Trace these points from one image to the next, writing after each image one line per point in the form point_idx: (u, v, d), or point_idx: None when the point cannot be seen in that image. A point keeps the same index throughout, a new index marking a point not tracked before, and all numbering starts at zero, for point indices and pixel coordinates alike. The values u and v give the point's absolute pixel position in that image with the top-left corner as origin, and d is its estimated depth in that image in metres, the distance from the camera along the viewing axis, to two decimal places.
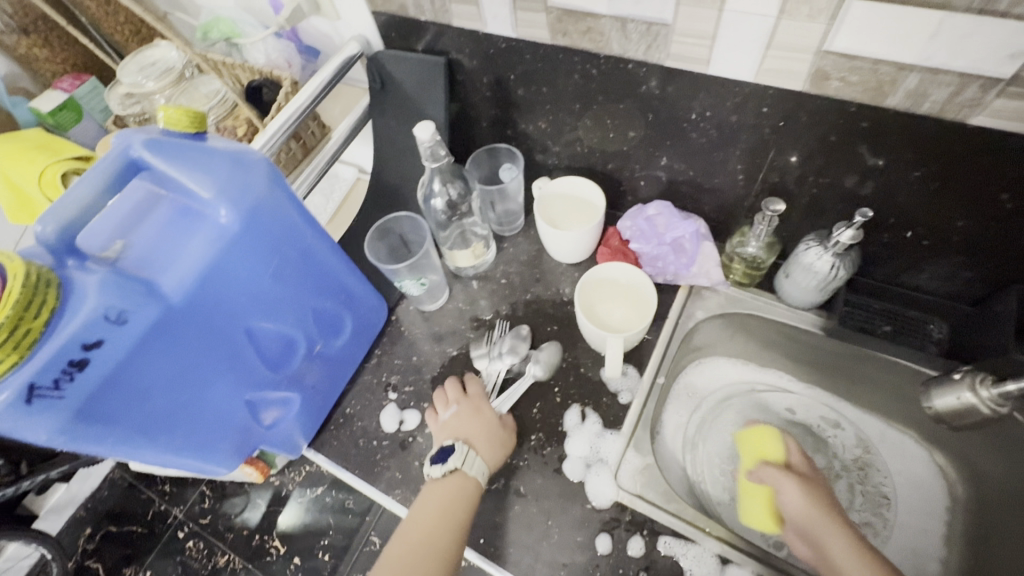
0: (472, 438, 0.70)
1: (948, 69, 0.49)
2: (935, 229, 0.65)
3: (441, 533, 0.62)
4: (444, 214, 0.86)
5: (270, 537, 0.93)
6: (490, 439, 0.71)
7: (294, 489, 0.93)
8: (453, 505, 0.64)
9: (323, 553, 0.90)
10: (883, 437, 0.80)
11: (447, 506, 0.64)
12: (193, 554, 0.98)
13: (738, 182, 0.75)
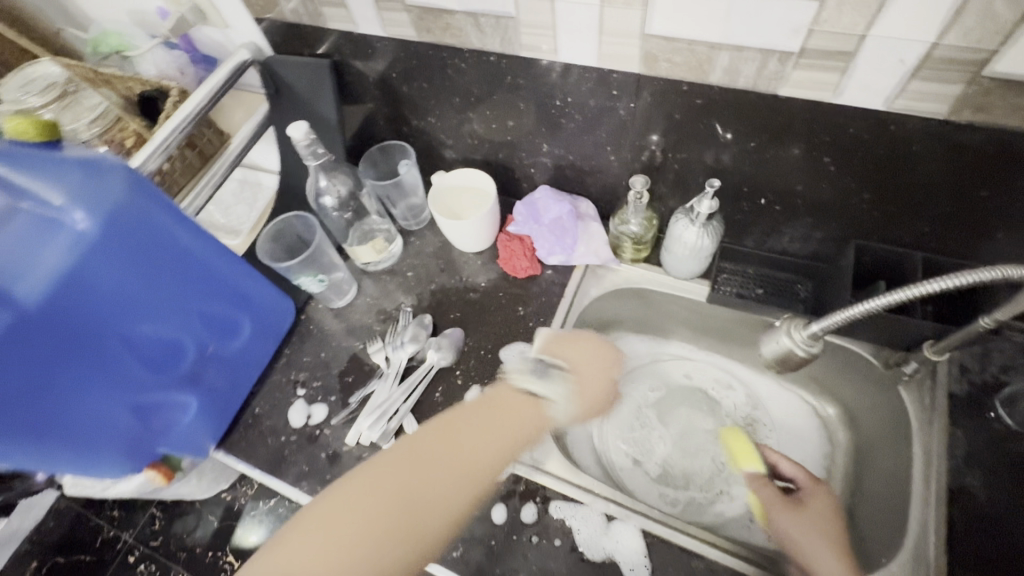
0: (582, 364, 0.67)
1: (748, 45, 0.55)
2: (783, 195, 0.70)
3: (476, 452, 0.58)
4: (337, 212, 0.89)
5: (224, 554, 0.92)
6: (600, 390, 0.66)
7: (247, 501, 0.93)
8: (509, 439, 0.60)
9: None
10: (771, 396, 0.88)
11: (501, 432, 0.60)
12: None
13: (613, 163, 0.79)
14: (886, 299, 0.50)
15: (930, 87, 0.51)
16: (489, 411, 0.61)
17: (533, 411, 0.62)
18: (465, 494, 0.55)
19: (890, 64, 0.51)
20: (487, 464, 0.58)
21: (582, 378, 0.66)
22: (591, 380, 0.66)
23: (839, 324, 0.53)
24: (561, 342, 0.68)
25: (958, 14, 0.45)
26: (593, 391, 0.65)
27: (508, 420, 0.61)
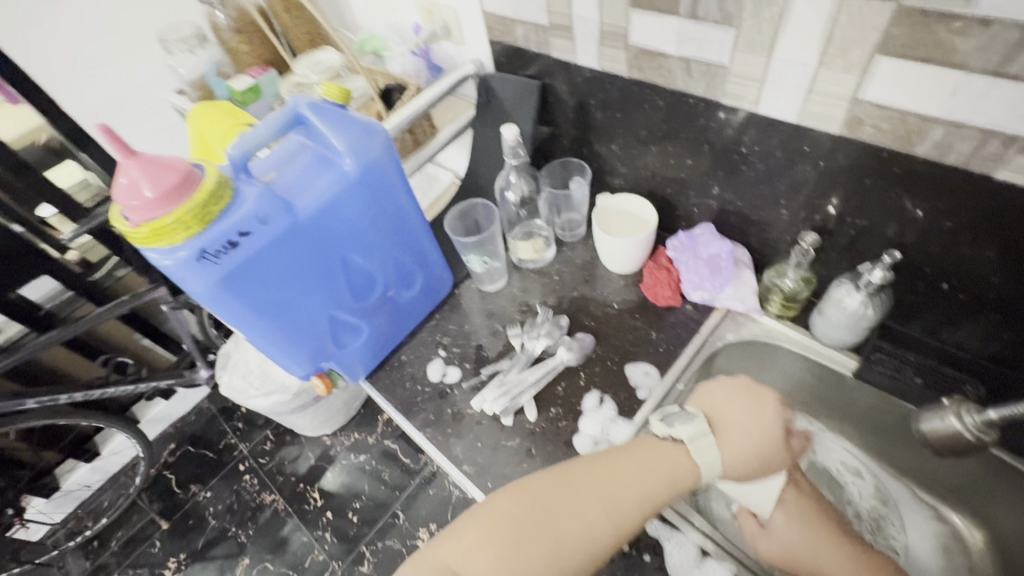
0: (728, 424, 0.62)
1: (970, 124, 0.55)
2: (971, 283, 0.67)
3: (630, 494, 0.57)
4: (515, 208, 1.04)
5: (312, 490, 1.36)
6: (763, 461, 0.60)
7: (342, 450, 1.39)
8: (663, 482, 0.58)
9: (352, 516, 1.29)
10: (904, 500, 0.81)
11: (653, 475, 0.58)
12: (247, 486, 1.43)
13: (782, 217, 0.81)
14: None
15: None
16: (643, 454, 0.60)
17: (682, 459, 0.59)
18: (616, 531, 0.55)
19: None
20: (640, 503, 0.57)
21: (732, 448, 0.60)
22: (754, 444, 0.60)
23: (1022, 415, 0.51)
24: (711, 400, 0.65)
25: None
26: (757, 459, 0.60)
27: (659, 465, 0.59)
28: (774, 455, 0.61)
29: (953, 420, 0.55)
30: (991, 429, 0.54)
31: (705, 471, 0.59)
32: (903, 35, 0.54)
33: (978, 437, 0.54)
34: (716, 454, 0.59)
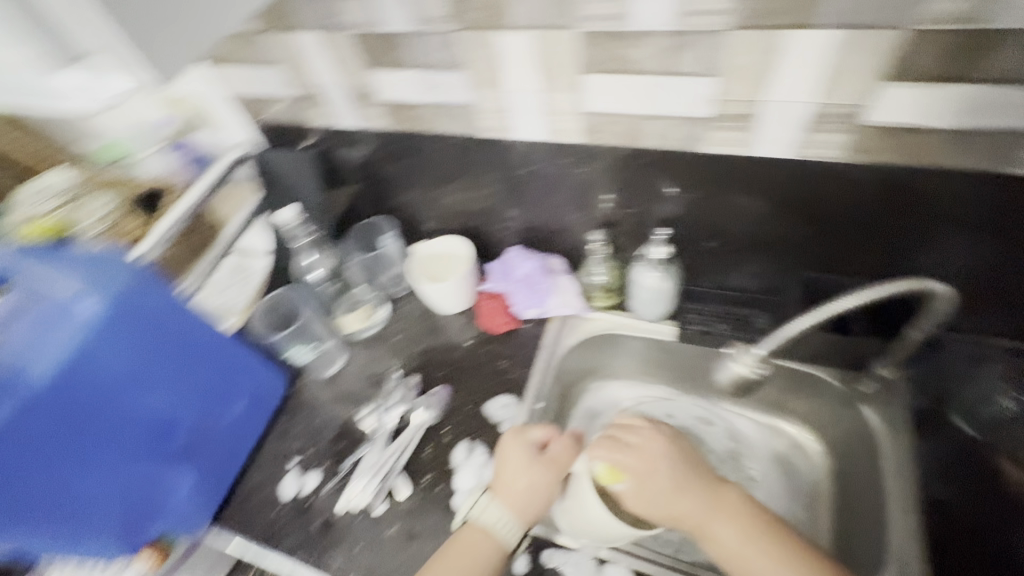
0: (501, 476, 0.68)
1: (672, 115, 0.65)
2: (726, 237, 0.78)
3: None
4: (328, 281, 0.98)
5: None
6: (532, 492, 0.65)
7: None
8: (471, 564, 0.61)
9: None
10: (751, 431, 0.90)
11: (464, 563, 0.61)
12: None
13: (574, 221, 0.87)
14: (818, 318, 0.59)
15: (825, 137, 0.61)
16: (449, 544, 0.64)
17: (476, 533, 0.64)
18: None
19: (788, 121, 0.60)
20: None
21: (505, 494, 0.65)
22: (518, 481, 0.65)
23: (780, 345, 0.62)
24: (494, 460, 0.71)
25: (830, 81, 0.55)
26: (524, 493, 0.65)
27: (466, 551, 0.62)
28: (536, 481, 0.65)
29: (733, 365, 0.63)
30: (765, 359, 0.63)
31: (498, 531, 0.64)
32: (595, 56, 0.62)
33: (760, 371, 0.62)
34: (494, 510, 0.65)
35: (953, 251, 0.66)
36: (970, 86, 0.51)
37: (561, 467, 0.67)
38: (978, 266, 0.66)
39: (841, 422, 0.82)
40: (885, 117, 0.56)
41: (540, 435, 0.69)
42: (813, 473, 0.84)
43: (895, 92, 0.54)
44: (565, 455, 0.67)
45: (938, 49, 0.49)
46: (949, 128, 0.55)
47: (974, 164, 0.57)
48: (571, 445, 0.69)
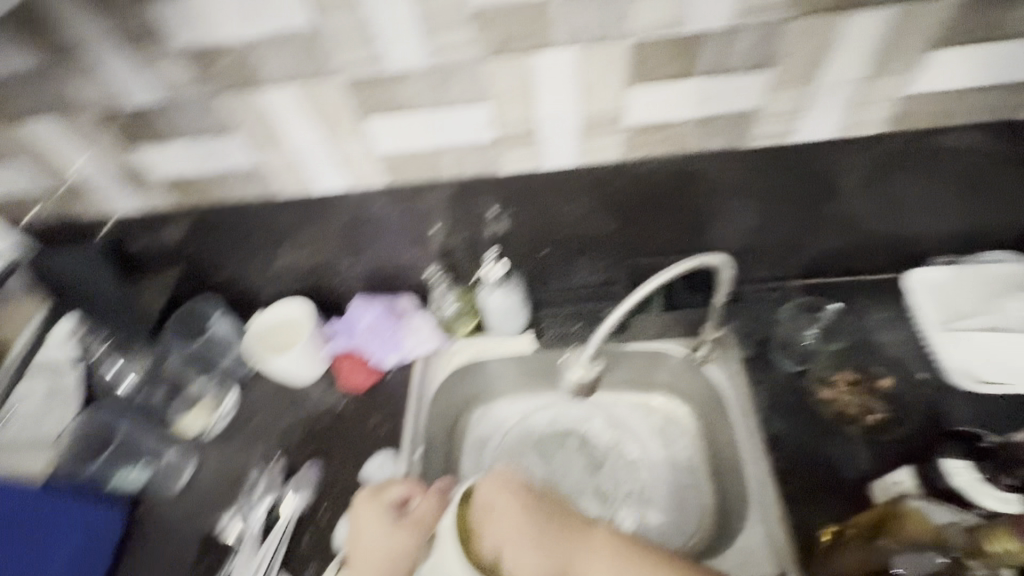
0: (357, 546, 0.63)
1: (460, 144, 0.66)
2: (554, 244, 0.80)
3: None
4: (143, 385, 0.86)
5: None
6: (388, 558, 0.61)
7: None
8: None
9: None
10: (627, 417, 0.93)
11: None
12: None
13: (409, 259, 0.85)
14: (621, 311, 0.64)
15: (600, 142, 0.65)
16: None
17: None
18: None
19: (564, 134, 0.63)
20: None
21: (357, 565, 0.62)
22: (374, 547, 0.62)
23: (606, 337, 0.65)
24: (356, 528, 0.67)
25: (584, 92, 0.59)
26: (376, 562, 0.61)
27: None
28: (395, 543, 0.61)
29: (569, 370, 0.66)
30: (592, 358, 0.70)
31: None
32: (368, 99, 0.62)
33: (592, 371, 0.68)
34: None
35: (733, 214, 0.74)
36: (695, 81, 0.57)
37: (423, 525, 0.63)
38: (756, 226, 0.76)
39: (699, 390, 0.87)
40: (640, 118, 0.61)
41: (400, 492, 0.66)
42: (688, 444, 0.89)
43: (639, 94, 0.59)
44: (427, 509, 0.64)
45: (659, 54, 0.55)
46: (695, 119, 0.61)
47: (725, 146, 0.65)
48: (435, 503, 0.65)
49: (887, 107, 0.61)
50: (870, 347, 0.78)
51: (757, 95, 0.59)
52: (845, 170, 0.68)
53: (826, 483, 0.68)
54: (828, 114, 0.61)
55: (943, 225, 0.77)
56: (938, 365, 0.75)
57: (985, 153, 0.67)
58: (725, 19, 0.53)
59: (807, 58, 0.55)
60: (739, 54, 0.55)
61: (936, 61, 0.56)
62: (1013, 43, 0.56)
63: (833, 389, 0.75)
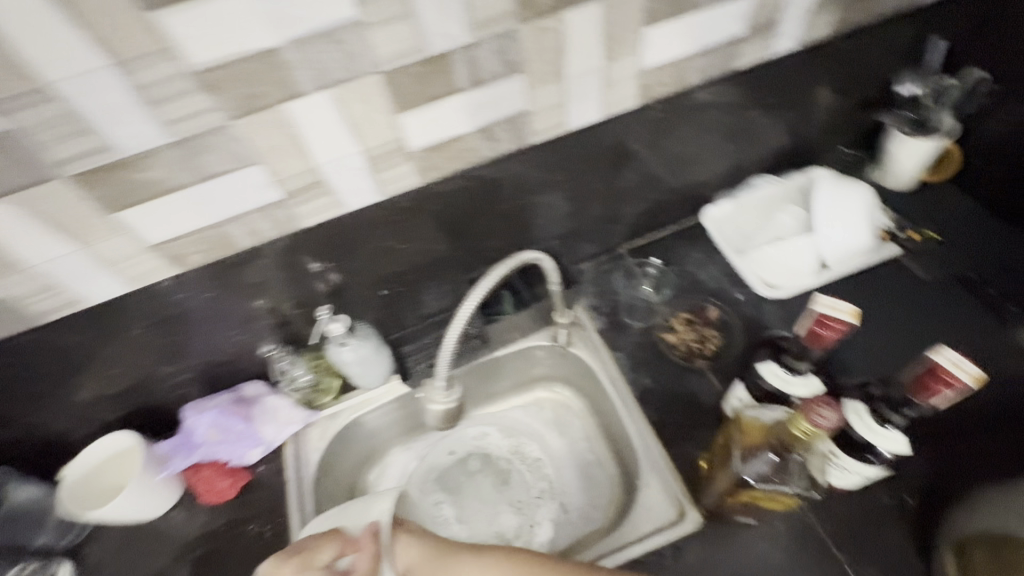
0: None
1: (244, 211, 0.60)
2: (391, 281, 0.79)
3: None
4: None
5: None
6: None
7: None
8: None
9: None
10: (519, 419, 0.94)
11: None
12: None
13: (240, 343, 0.77)
14: (456, 329, 0.57)
15: (395, 172, 0.63)
16: None
17: None
18: None
19: (353, 172, 0.61)
20: None
21: None
22: None
23: (450, 364, 0.58)
24: None
25: (357, 129, 0.57)
26: None
27: None
28: None
29: (432, 405, 0.60)
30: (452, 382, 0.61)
31: None
32: (111, 194, 0.53)
33: (452, 397, 0.60)
34: None
35: (548, 207, 0.79)
36: (460, 95, 0.59)
37: None
38: (570, 210, 0.82)
39: (574, 372, 0.90)
40: (422, 139, 0.61)
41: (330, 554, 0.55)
42: (580, 423, 0.92)
43: (410, 119, 0.58)
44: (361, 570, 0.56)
45: (412, 78, 0.55)
46: (474, 128, 0.63)
47: (513, 147, 0.68)
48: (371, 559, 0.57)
49: (631, 83, 0.67)
50: (694, 285, 0.89)
51: (522, 96, 0.62)
52: (623, 141, 0.75)
53: (691, 416, 0.76)
54: (590, 100, 0.66)
55: (714, 167, 0.89)
56: (746, 284, 0.87)
57: (724, 102, 0.77)
58: (462, 36, 0.53)
59: (549, 55, 0.59)
60: (489, 65, 0.57)
61: (651, 39, 0.63)
62: (705, 13, 0.64)
63: (673, 331, 0.84)
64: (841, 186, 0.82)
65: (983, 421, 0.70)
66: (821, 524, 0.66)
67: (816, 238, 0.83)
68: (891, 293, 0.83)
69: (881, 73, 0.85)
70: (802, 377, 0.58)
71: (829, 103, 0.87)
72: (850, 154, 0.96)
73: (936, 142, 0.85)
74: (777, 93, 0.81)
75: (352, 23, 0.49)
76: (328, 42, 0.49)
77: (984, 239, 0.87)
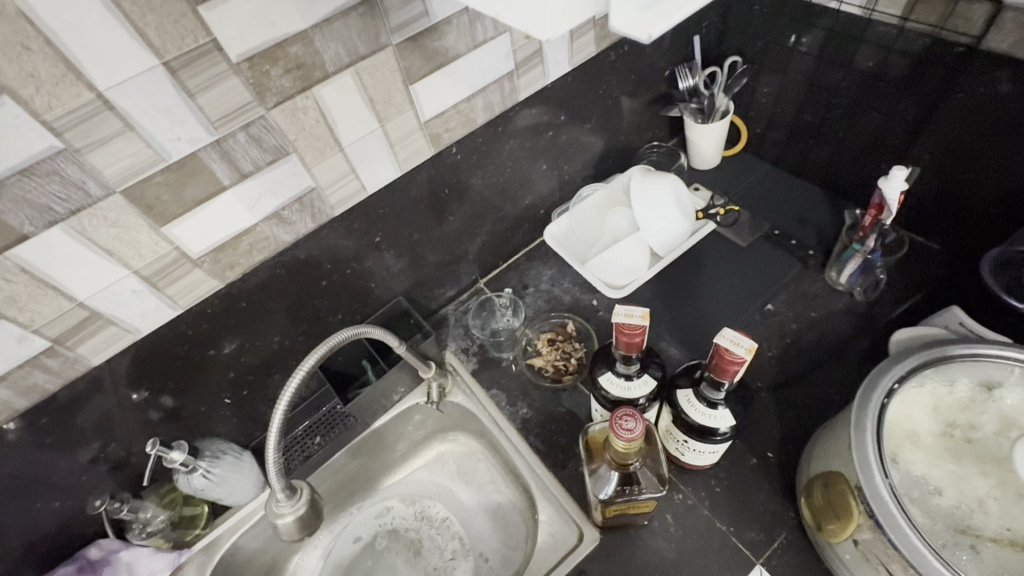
0: None
1: (7, 369, 0.52)
2: (233, 387, 0.73)
3: None
4: None
5: None
6: None
7: None
8: None
9: None
10: (419, 483, 0.90)
11: None
12: None
13: (65, 506, 0.67)
14: (276, 431, 0.57)
15: (186, 282, 0.59)
16: None
17: None
18: None
19: (132, 295, 0.56)
20: None
21: None
22: None
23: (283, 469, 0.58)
24: None
25: (117, 252, 0.52)
26: None
27: None
28: None
29: (280, 519, 0.58)
30: (296, 487, 0.60)
31: None
32: None
33: (302, 504, 0.59)
34: None
35: (382, 266, 0.78)
36: (231, 190, 0.56)
37: None
38: (407, 264, 0.81)
39: (461, 420, 0.88)
40: (204, 243, 0.57)
41: None
42: (482, 467, 0.88)
43: (179, 228, 0.54)
44: None
45: (162, 188, 0.51)
46: (261, 218, 0.60)
47: (316, 224, 0.65)
48: None
49: (420, 135, 0.68)
50: (552, 302, 0.92)
51: (303, 174, 0.60)
52: (436, 189, 0.75)
53: (571, 434, 0.77)
54: (382, 161, 0.66)
55: (541, 188, 0.92)
56: (597, 290, 0.91)
57: (524, 130, 0.80)
58: (205, 135, 0.50)
59: (316, 131, 0.58)
60: (250, 154, 0.55)
61: (420, 93, 0.64)
62: (467, 59, 0.66)
63: (539, 354, 0.85)
64: (648, 179, 0.88)
65: (810, 363, 0.78)
66: (703, 503, 0.69)
67: (641, 234, 0.89)
68: (721, 265, 0.90)
69: (661, 72, 0.92)
70: (640, 380, 0.60)
71: (624, 108, 0.93)
72: (661, 146, 1.03)
73: (722, 122, 0.95)
74: (572, 111, 0.85)
75: (61, 150, 0.44)
76: (35, 178, 0.44)
77: (782, 198, 0.98)
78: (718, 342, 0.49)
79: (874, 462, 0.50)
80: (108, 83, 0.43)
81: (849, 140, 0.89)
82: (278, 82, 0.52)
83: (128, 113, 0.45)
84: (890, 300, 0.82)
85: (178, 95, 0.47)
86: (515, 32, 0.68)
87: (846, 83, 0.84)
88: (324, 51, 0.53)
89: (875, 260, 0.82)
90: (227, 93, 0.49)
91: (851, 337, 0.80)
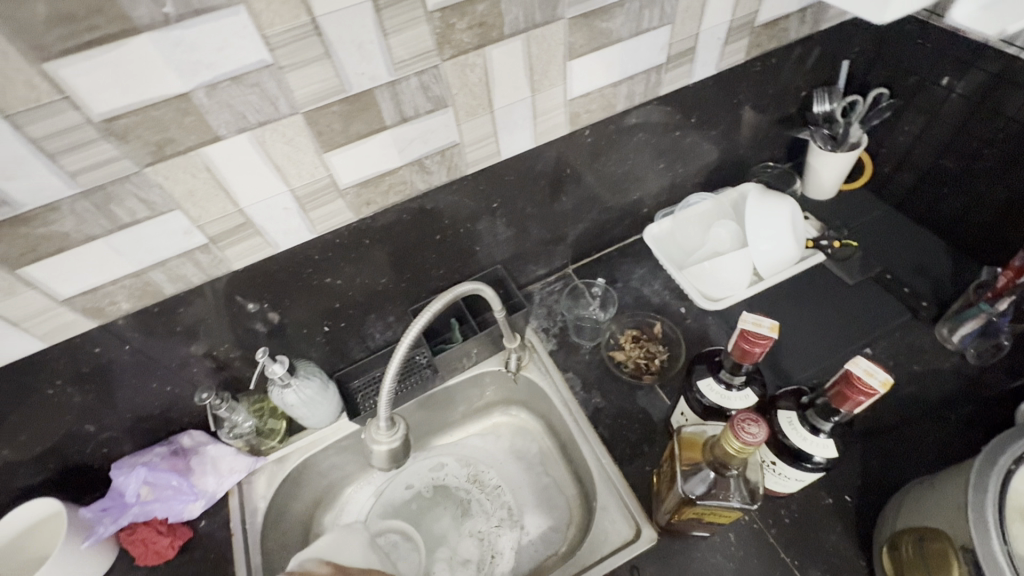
0: None
1: (166, 257, 0.57)
2: (334, 317, 0.77)
3: None
4: None
5: None
6: None
7: None
8: None
9: None
10: (475, 449, 0.93)
11: None
12: None
13: (175, 391, 0.73)
14: (394, 368, 0.61)
15: (327, 210, 0.62)
16: None
17: None
18: None
19: (282, 212, 0.60)
20: None
21: None
22: None
23: (391, 404, 0.62)
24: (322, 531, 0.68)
25: (282, 168, 0.56)
26: None
27: None
28: None
29: (375, 445, 0.63)
30: (395, 421, 0.64)
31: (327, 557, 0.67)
32: (9, 250, 0.49)
33: (397, 435, 0.63)
34: None
35: (490, 233, 0.80)
36: (390, 131, 0.58)
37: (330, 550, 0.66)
38: (512, 235, 0.83)
39: (529, 397, 0.89)
40: (353, 175, 0.60)
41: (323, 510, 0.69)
42: (538, 446, 0.90)
43: (338, 156, 0.57)
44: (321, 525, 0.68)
45: (336, 117, 0.54)
46: (406, 163, 0.63)
47: (449, 178, 0.68)
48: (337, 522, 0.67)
49: (561, 112, 0.69)
50: (640, 301, 0.92)
51: (452, 129, 0.62)
52: (559, 167, 0.76)
53: (643, 433, 0.77)
54: (521, 131, 0.67)
55: (652, 186, 0.91)
56: (688, 298, 0.90)
57: (653, 126, 0.80)
58: (385, 75, 0.53)
59: (477, 90, 0.60)
60: (417, 102, 0.57)
61: (575, 70, 0.65)
62: (626, 44, 0.66)
63: (621, 349, 0.86)
64: (767, 200, 0.86)
65: (905, 416, 0.75)
66: (768, 530, 0.68)
67: (749, 251, 0.87)
68: (821, 298, 0.87)
69: (799, 92, 0.89)
70: (741, 392, 0.59)
71: (753, 121, 0.90)
72: (776, 168, 1.00)
73: (851, 155, 0.91)
74: (703, 115, 0.84)
75: (268, 66, 0.47)
76: (241, 86, 0.48)
77: (899, 243, 0.93)
78: (849, 368, 0.48)
79: (993, 528, 0.48)
80: (323, 11, 0.46)
81: (990, 196, 0.84)
82: (460, 36, 0.54)
83: (330, 41, 0.48)
84: (1006, 370, 0.78)
85: (373, 32, 0.50)
86: (676, 26, 0.68)
87: (1002, 135, 0.79)
88: (506, 13, 0.55)
89: (1002, 323, 0.76)
90: (415, 37, 0.52)
91: (954, 400, 0.76)
